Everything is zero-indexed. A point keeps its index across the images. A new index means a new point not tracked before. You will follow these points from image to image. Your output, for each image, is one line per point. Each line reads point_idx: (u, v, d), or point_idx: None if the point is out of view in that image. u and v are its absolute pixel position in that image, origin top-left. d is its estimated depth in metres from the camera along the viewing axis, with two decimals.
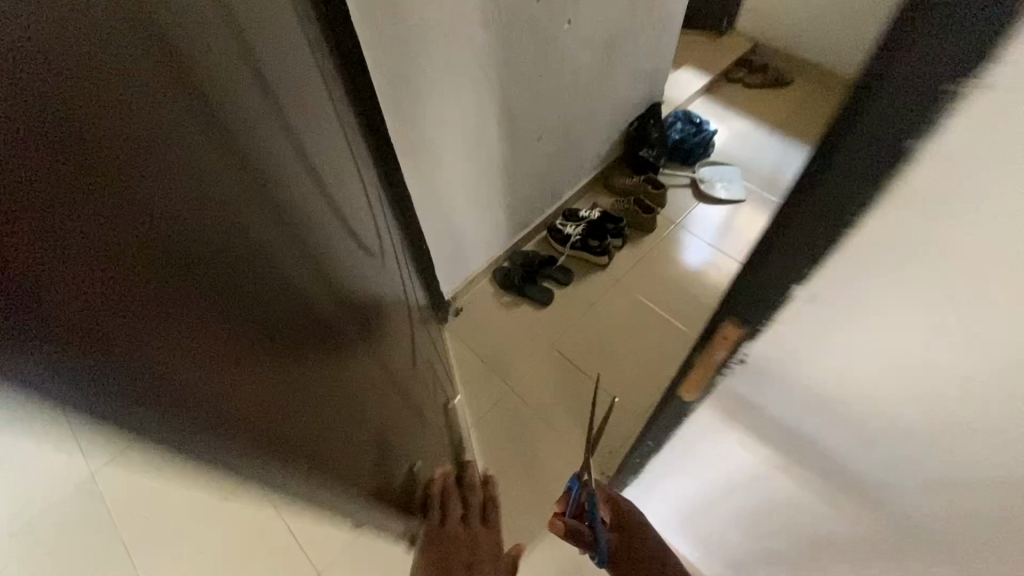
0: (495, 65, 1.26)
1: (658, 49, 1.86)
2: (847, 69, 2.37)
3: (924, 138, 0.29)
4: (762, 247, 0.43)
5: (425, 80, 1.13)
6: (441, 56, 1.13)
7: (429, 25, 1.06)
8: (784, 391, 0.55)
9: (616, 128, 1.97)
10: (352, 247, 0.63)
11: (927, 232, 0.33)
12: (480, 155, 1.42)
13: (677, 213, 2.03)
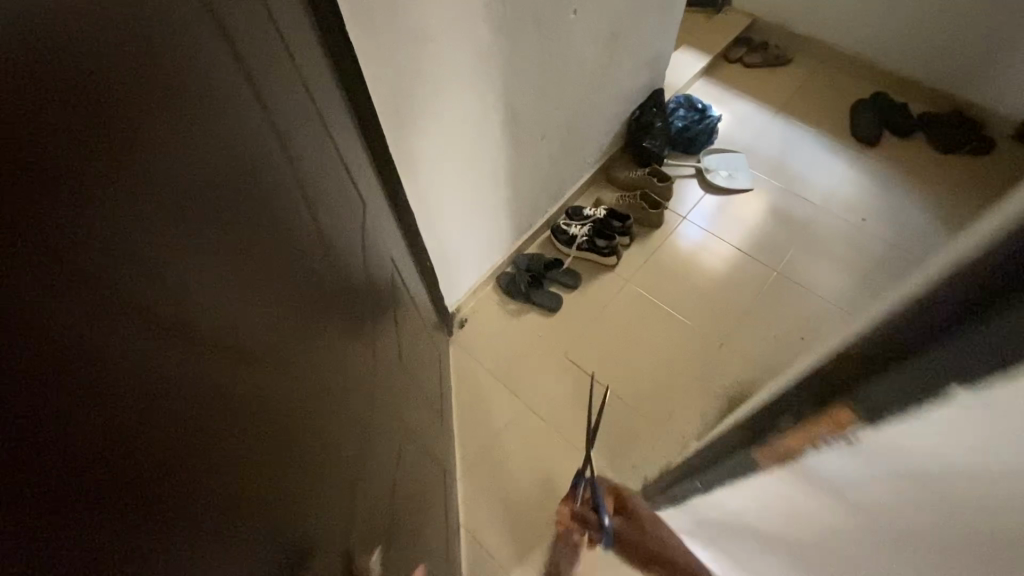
0: (500, 63, 1.15)
1: (661, 33, 1.74)
2: (849, 45, 2.28)
3: (1003, 375, 0.31)
4: (823, 379, 0.46)
5: (425, 86, 1.01)
6: (442, 58, 1.01)
7: (429, 25, 0.94)
8: (860, 483, 0.48)
9: (618, 118, 1.86)
10: (329, 251, 0.64)
11: (977, 439, 0.35)
12: (483, 160, 1.31)
13: (684, 205, 1.94)
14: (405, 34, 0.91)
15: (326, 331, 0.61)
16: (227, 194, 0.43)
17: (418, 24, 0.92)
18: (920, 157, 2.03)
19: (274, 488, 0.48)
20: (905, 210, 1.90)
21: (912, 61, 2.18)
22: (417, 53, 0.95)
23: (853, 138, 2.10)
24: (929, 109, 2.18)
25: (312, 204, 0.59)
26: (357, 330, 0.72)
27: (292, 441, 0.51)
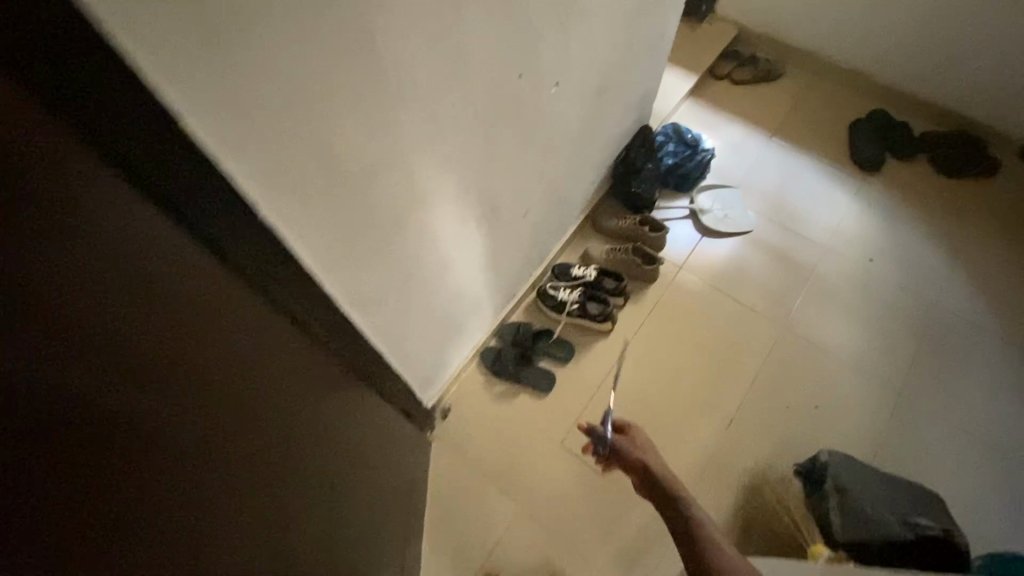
0: (475, 161, 0.94)
1: (649, 71, 1.55)
2: (843, 57, 2.11)
3: None
4: None
5: (389, 224, 0.81)
6: (404, 188, 0.80)
7: (383, 157, 0.73)
8: None
9: (604, 165, 1.67)
10: (301, 313, 0.58)
11: None
12: (458, 260, 1.11)
13: (679, 254, 1.78)
14: (353, 174, 0.70)
15: (307, 396, 0.57)
16: (208, 296, 0.39)
17: (372, 158, 0.71)
18: (926, 183, 1.89)
19: (247, 551, 0.48)
20: (915, 247, 1.76)
21: (911, 74, 2.02)
22: (373, 188, 0.74)
23: (854, 164, 1.94)
24: (930, 126, 2.03)
25: (275, 267, 0.53)
26: (335, 387, 0.67)
27: (261, 515, 0.49)
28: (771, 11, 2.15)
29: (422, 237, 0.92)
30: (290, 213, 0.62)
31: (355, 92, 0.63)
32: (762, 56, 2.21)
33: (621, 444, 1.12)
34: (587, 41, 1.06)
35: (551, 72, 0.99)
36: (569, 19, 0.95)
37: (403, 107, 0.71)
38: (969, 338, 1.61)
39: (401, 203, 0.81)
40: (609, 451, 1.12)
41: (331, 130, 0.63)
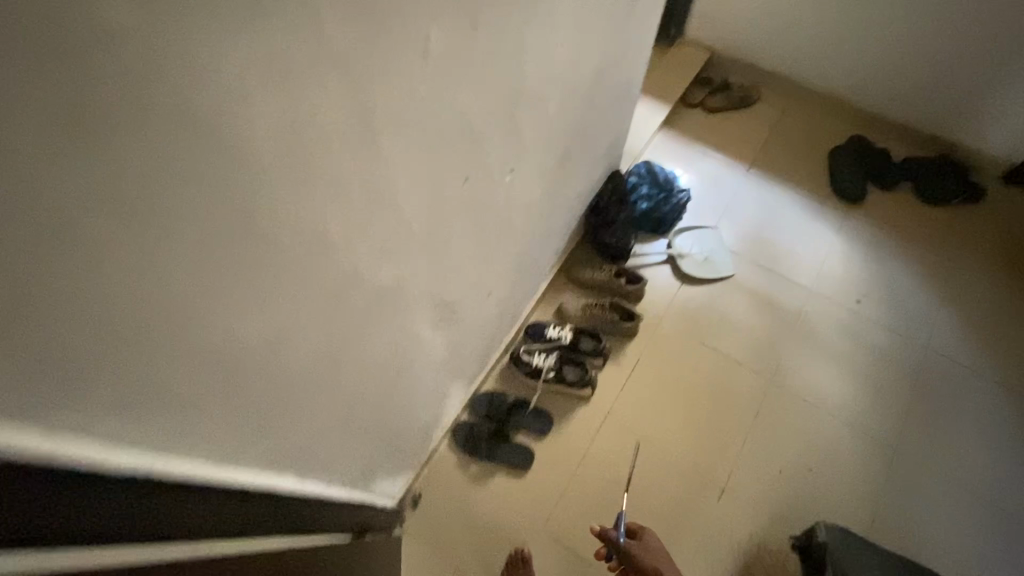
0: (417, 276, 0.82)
1: (618, 120, 1.44)
2: (818, 80, 2.02)
3: None
4: None
5: (332, 377, 0.70)
6: (344, 339, 0.68)
7: (319, 325, 0.61)
8: None
9: (574, 218, 1.57)
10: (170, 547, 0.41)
11: None
12: (411, 369, 0.99)
13: (659, 305, 1.68)
14: (264, 358, 0.54)
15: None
16: None
17: (288, 333, 0.56)
18: (909, 214, 1.82)
19: None
20: (900, 286, 1.69)
21: (889, 97, 1.94)
22: (293, 359, 0.59)
23: (835, 196, 1.87)
24: (910, 150, 1.96)
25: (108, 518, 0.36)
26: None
27: None
28: (743, 34, 2.06)
29: (362, 369, 0.80)
30: (157, 446, 0.43)
31: (253, 274, 0.46)
32: (735, 81, 2.12)
33: (634, 548, 1.17)
34: (542, 121, 0.95)
35: (501, 164, 0.88)
36: (518, 109, 0.84)
37: (325, 269, 0.57)
38: (960, 383, 1.56)
39: (332, 354, 0.69)
40: (623, 555, 1.16)
41: (220, 326, 0.45)
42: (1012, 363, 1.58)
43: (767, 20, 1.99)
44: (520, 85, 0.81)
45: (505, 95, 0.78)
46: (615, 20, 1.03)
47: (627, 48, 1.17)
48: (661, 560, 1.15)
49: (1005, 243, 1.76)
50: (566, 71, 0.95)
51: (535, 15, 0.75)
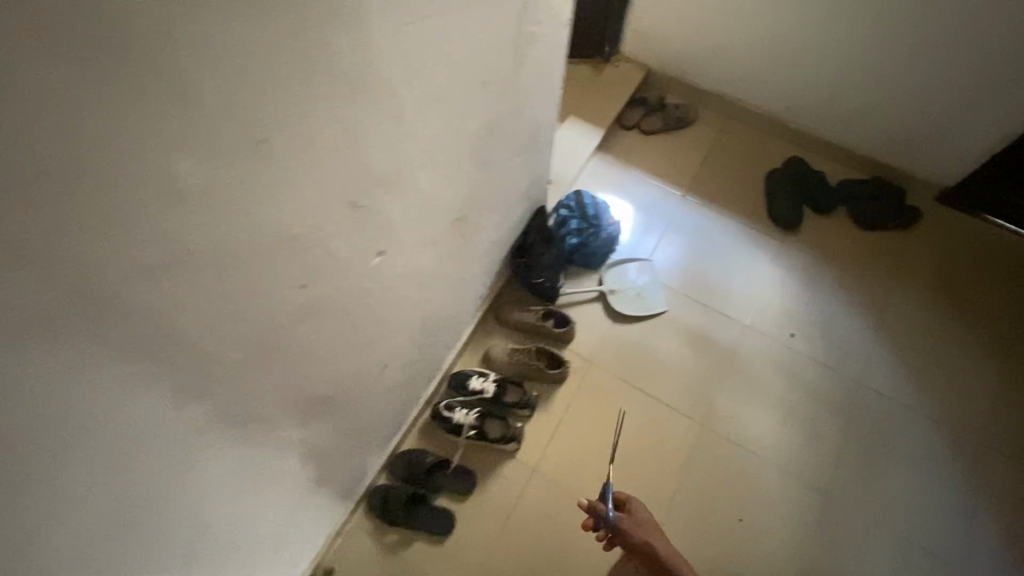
0: (245, 394, 0.72)
1: (534, 162, 1.35)
2: (756, 100, 1.95)
3: None
4: None
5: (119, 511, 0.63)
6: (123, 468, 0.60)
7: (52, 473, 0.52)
8: None
9: (495, 263, 1.48)
10: None
11: None
12: (271, 472, 0.89)
13: (590, 347, 1.61)
14: None
15: None
16: None
17: None
18: (842, 242, 1.79)
19: None
20: (832, 320, 1.67)
21: (827, 119, 1.88)
22: None
23: (771, 223, 1.82)
24: (848, 172, 1.92)
25: None
26: None
27: None
28: (679, 54, 1.98)
29: (171, 502, 0.71)
30: None
31: None
32: (672, 101, 2.04)
33: (623, 521, 1.18)
34: (413, 203, 0.86)
35: (357, 259, 0.79)
36: (368, 202, 0.75)
37: (9, 448, 0.47)
38: (887, 421, 1.54)
39: (96, 511, 0.60)
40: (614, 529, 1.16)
41: None
42: (938, 398, 1.58)
43: (702, 38, 1.91)
44: (365, 179, 0.71)
45: (338, 196, 0.69)
46: (501, 81, 0.94)
47: (526, 102, 1.08)
48: (651, 533, 1.17)
49: (936, 271, 1.75)
50: (440, 147, 0.86)
51: (363, 111, 0.65)
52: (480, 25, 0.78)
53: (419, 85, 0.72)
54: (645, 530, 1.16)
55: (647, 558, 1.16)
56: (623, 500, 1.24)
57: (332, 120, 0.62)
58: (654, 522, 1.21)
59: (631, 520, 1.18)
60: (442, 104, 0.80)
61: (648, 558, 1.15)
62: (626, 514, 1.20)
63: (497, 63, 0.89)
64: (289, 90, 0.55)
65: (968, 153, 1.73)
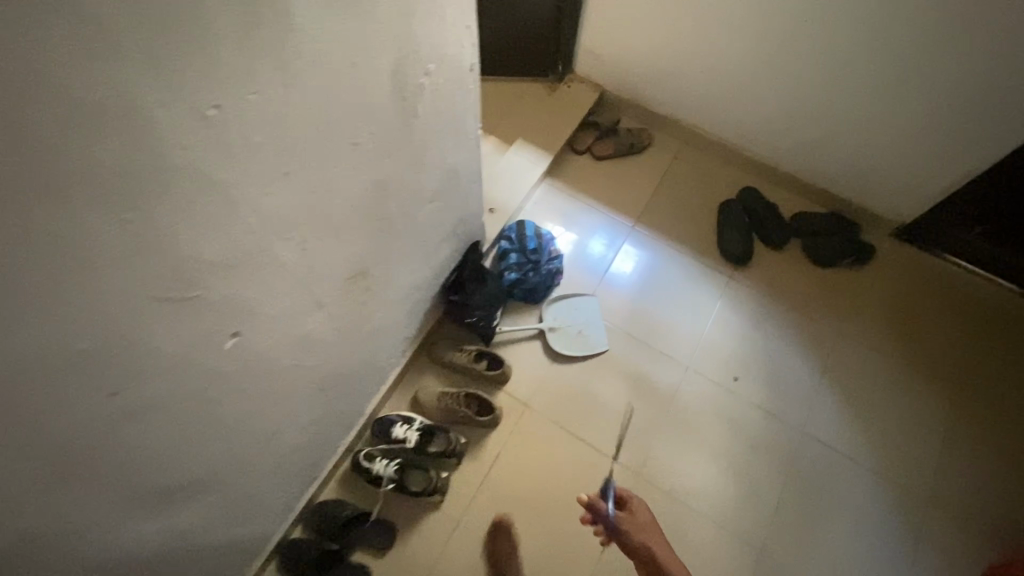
0: (58, 506, 0.65)
1: (456, 203, 1.27)
2: (710, 126, 1.87)
3: None
4: None
5: None
6: None
7: None
8: None
9: (421, 305, 1.40)
10: None
11: None
12: (124, 569, 0.82)
13: (525, 390, 1.53)
14: None
15: None
16: None
17: None
18: (792, 279, 1.73)
19: None
20: (776, 363, 1.61)
21: (783, 149, 1.80)
22: None
23: (722, 258, 1.75)
24: (804, 204, 1.86)
25: None
26: None
27: None
28: (632, 76, 1.89)
29: None
30: None
31: None
32: (626, 124, 1.96)
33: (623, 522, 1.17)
34: (274, 279, 0.78)
35: (197, 346, 0.71)
36: (197, 291, 0.66)
37: None
38: (826, 471, 1.50)
39: None
40: (613, 528, 1.16)
41: None
42: (881, 445, 1.54)
43: (654, 61, 1.81)
44: (189, 270, 0.63)
45: (149, 295, 0.60)
46: (386, 138, 0.85)
47: (428, 152, 0.99)
48: (650, 536, 1.16)
49: (886, 311, 1.70)
50: (305, 218, 0.77)
51: (169, 207, 0.56)
52: (337, 91, 0.69)
53: (252, 165, 0.63)
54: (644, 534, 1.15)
55: (643, 562, 1.14)
56: (626, 500, 1.24)
57: (118, 226, 0.52)
58: (656, 526, 1.20)
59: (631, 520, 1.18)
60: (296, 176, 0.70)
61: (645, 562, 1.14)
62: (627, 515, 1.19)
63: (375, 123, 0.80)
64: (44, 212, 0.46)
65: (924, 190, 1.67)
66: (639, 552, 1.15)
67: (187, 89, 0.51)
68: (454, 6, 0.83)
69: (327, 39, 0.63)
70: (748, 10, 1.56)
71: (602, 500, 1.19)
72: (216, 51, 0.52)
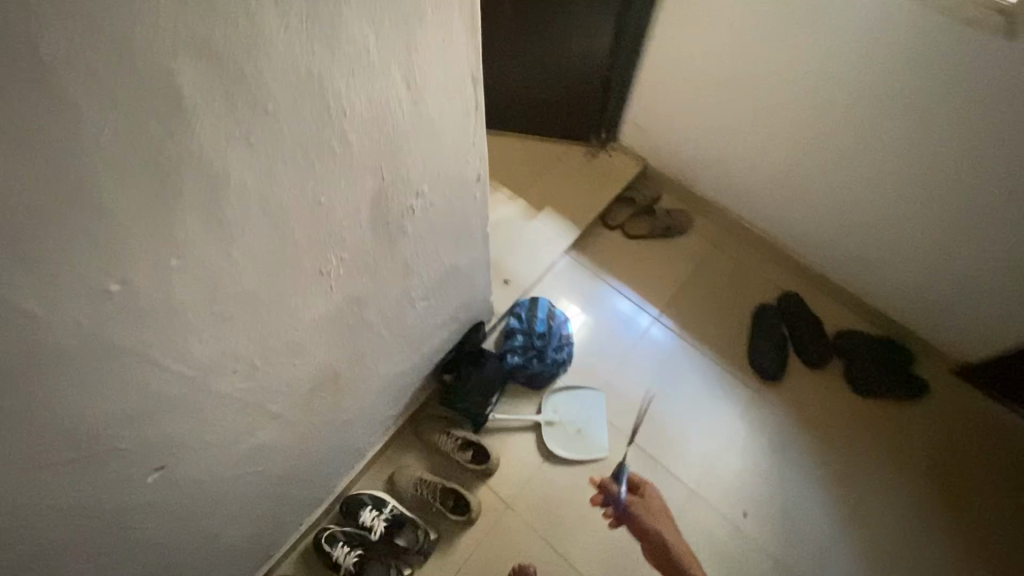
0: None
1: (458, 293, 1.17)
2: (758, 219, 1.71)
3: None
4: None
5: None
6: None
7: None
8: None
9: (409, 387, 1.30)
10: None
11: None
12: None
13: (509, 488, 1.41)
14: None
15: None
16: None
17: None
18: (826, 404, 1.55)
19: None
20: (794, 501, 1.44)
21: (837, 256, 1.62)
22: None
23: (751, 368, 1.59)
24: (852, 319, 1.67)
25: None
26: None
27: None
28: (679, 153, 1.74)
29: None
30: None
31: None
32: (666, 202, 1.82)
33: (635, 507, 1.38)
34: (210, 412, 0.70)
35: (108, 488, 0.64)
36: (103, 445, 0.58)
37: None
38: None
39: None
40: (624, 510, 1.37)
41: None
42: None
43: (706, 143, 1.66)
44: (89, 429, 0.55)
45: (37, 463, 0.53)
46: (363, 260, 0.76)
47: (419, 263, 0.90)
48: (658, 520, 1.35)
49: (931, 459, 1.49)
50: (251, 351, 0.68)
51: (53, 383, 0.48)
52: (294, 235, 0.60)
53: (176, 322, 0.55)
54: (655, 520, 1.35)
55: (653, 546, 1.34)
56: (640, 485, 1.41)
57: None
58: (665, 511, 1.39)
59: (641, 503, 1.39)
60: (238, 318, 0.62)
61: (656, 548, 1.34)
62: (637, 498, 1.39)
63: (349, 251, 0.71)
64: None
65: (996, 331, 1.46)
66: (649, 536, 1.35)
67: (81, 274, 0.43)
68: (457, 128, 0.73)
69: (279, 190, 0.54)
70: (816, 106, 1.41)
71: (613, 483, 1.39)
72: (121, 230, 0.43)
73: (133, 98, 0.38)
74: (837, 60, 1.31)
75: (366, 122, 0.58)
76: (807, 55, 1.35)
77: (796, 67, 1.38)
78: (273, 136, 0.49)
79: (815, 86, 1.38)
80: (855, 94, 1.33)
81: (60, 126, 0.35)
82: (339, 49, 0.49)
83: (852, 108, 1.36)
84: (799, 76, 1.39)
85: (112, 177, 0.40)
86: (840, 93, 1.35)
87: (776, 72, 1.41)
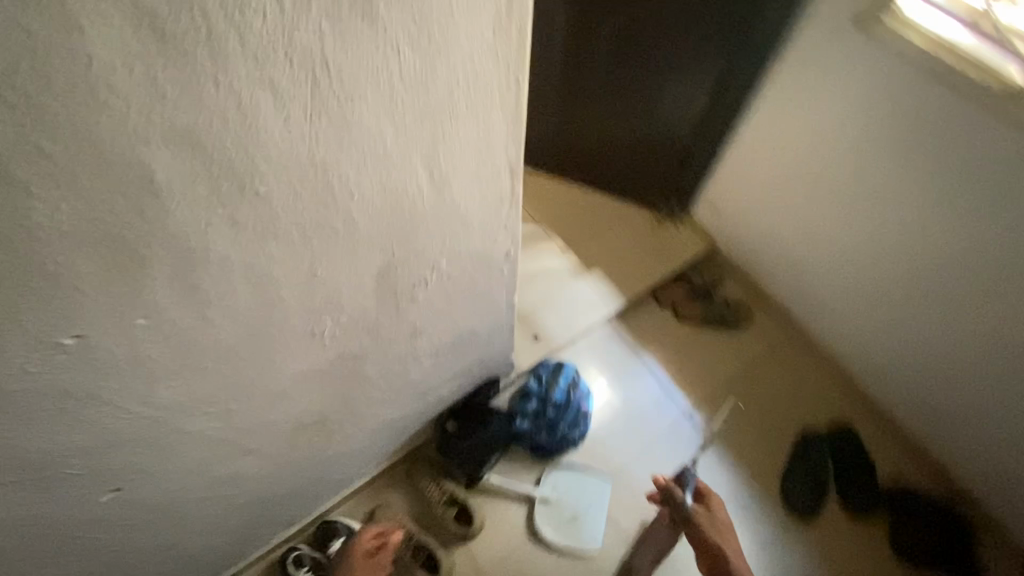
0: None
1: (475, 352, 1.12)
2: (825, 335, 1.53)
3: None
4: None
5: None
6: None
7: None
8: None
9: (409, 430, 1.26)
10: None
11: None
12: None
13: (488, 557, 1.33)
14: None
15: None
16: None
17: None
18: (861, 562, 1.35)
19: None
20: None
21: (909, 401, 1.41)
22: None
23: (781, 495, 1.42)
24: (913, 472, 1.46)
25: None
26: None
27: None
28: (750, 243, 1.60)
29: None
30: None
31: None
32: (727, 290, 1.68)
33: (697, 513, 1.18)
34: (175, 446, 0.68)
35: (60, 504, 0.63)
36: (50, 471, 0.57)
37: None
38: None
39: None
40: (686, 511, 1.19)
41: None
42: None
43: (781, 241, 1.51)
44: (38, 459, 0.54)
45: None
46: (364, 324, 0.72)
47: (429, 326, 0.85)
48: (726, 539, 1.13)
49: None
50: (227, 396, 0.66)
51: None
52: (284, 301, 0.58)
53: (142, 372, 0.53)
54: (718, 533, 1.15)
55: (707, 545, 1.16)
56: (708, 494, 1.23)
57: None
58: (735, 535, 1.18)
59: (706, 517, 1.18)
60: (214, 369, 0.60)
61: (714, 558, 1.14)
62: (704, 510, 1.19)
63: (348, 316, 0.68)
64: None
65: None
66: (707, 544, 1.16)
67: (32, 332, 0.41)
68: (486, 212, 0.68)
69: (267, 262, 0.51)
70: (914, 235, 1.21)
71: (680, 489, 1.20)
72: (80, 295, 0.41)
73: (93, 180, 0.35)
74: (950, 194, 1.12)
75: (378, 207, 0.54)
76: (914, 181, 1.17)
77: (901, 191, 1.20)
78: (263, 214, 0.46)
79: (918, 216, 1.19)
80: (965, 235, 1.14)
81: (20, 211, 0.33)
82: (350, 140, 0.46)
83: (959, 249, 1.16)
84: (901, 200, 1.20)
85: (68, 251, 0.38)
86: (944, 228, 1.16)
87: (876, 189, 1.24)
